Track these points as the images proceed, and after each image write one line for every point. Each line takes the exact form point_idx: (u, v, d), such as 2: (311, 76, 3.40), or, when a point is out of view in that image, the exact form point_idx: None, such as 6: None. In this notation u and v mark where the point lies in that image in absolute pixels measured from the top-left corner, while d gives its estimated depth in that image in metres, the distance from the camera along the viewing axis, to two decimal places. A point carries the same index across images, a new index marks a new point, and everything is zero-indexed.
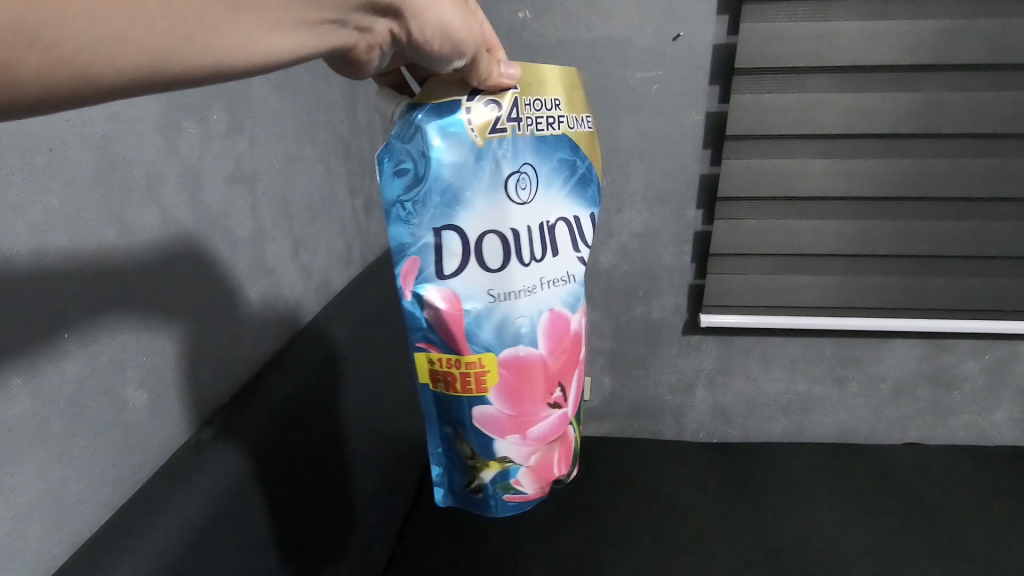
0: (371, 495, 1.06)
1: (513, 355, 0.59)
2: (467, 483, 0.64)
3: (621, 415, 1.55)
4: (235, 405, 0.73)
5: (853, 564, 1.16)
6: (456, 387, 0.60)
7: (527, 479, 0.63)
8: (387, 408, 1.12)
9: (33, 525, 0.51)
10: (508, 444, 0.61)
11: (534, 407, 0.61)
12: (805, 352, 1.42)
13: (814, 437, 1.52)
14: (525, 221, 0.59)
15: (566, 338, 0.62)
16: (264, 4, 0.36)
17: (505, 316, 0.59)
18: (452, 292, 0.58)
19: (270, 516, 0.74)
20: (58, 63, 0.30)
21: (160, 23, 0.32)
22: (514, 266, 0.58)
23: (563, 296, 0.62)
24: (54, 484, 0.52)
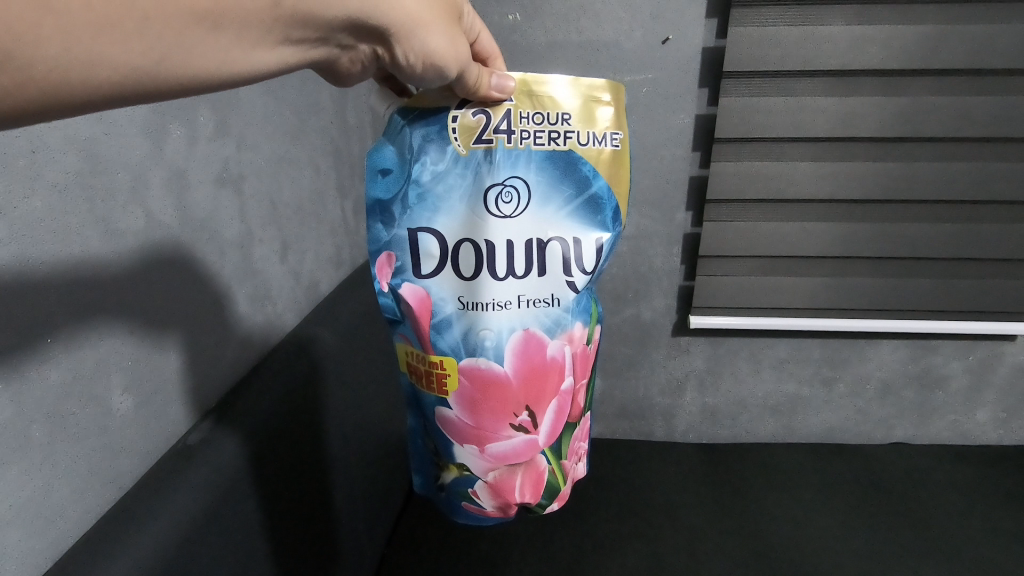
0: (360, 499, 1.05)
1: (473, 365, 0.62)
2: (435, 478, 0.69)
3: (611, 417, 1.55)
4: (223, 410, 0.72)
5: (841, 563, 1.17)
6: (423, 383, 0.64)
7: (484, 493, 0.65)
8: (376, 412, 1.11)
9: (16, 533, 0.50)
10: (466, 452, 0.64)
11: (492, 424, 0.63)
12: (793, 353, 1.43)
13: (802, 437, 1.53)
14: (505, 236, 0.61)
15: (538, 361, 0.63)
16: (242, 26, 0.38)
17: (472, 325, 0.62)
18: (424, 291, 0.62)
19: (259, 521, 0.74)
20: (38, 79, 0.33)
21: (137, 43, 0.35)
22: (487, 276, 0.61)
23: (542, 317, 0.63)
24: (37, 491, 0.52)
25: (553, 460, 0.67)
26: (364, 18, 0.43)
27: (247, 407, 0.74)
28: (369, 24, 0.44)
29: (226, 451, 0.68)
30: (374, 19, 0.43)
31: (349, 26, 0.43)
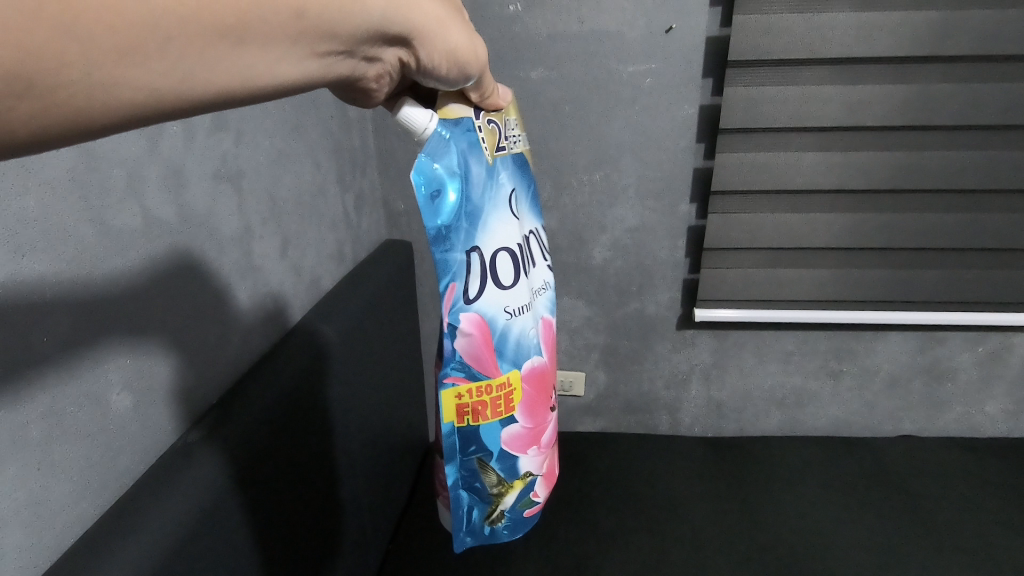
0: (364, 494, 1.05)
1: (532, 369, 0.70)
2: (488, 513, 0.73)
3: (616, 410, 1.54)
4: (223, 408, 0.71)
5: (849, 558, 1.16)
6: (488, 413, 0.67)
7: (540, 486, 0.77)
8: (378, 408, 1.10)
9: (15, 534, 0.49)
10: (529, 458, 0.73)
11: (545, 418, 0.73)
12: (800, 345, 1.41)
13: (808, 430, 1.52)
14: (520, 237, 0.68)
15: (553, 344, 0.75)
16: (268, 35, 0.34)
17: (520, 329, 0.67)
18: (479, 315, 0.62)
19: (261, 518, 0.73)
20: (52, 108, 0.28)
21: (161, 64, 0.30)
22: (519, 281, 0.67)
23: (544, 302, 0.74)
24: (35, 492, 0.51)
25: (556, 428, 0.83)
26: (388, 25, 0.42)
27: (247, 406, 0.72)
28: (393, 30, 0.43)
29: (224, 452, 0.66)
30: (396, 26, 0.43)
31: (373, 35, 0.41)
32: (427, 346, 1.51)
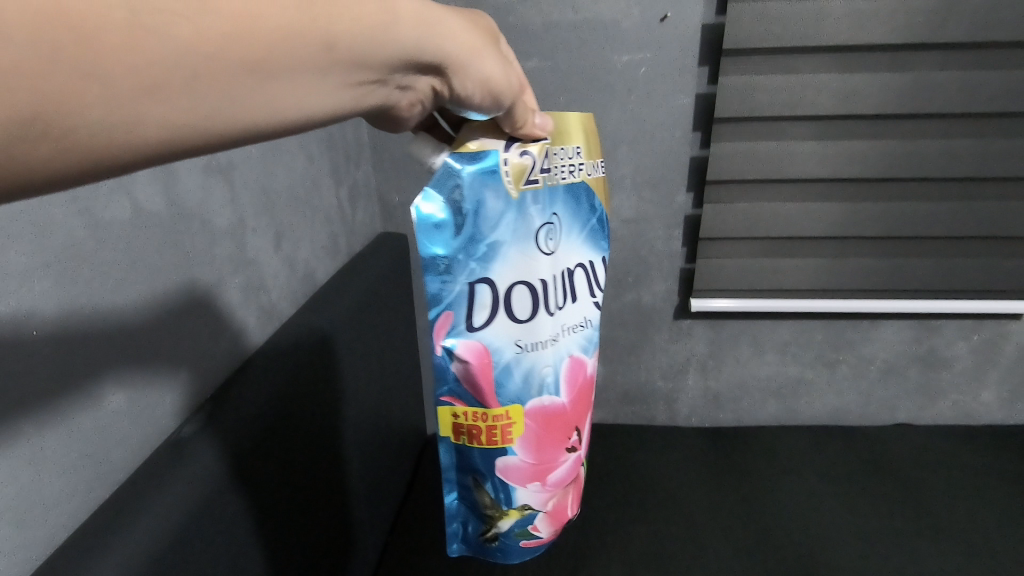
0: (362, 488, 1.04)
1: (538, 405, 0.67)
2: (483, 532, 0.73)
3: (613, 401, 1.54)
4: (219, 402, 0.70)
5: (843, 546, 1.17)
6: (481, 439, 0.67)
7: (543, 524, 0.73)
8: (376, 402, 1.10)
9: (7, 528, 0.49)
10: (528, 492, 0.70)
11: (554, 455, 0.69)
12: (796, 336, 1.41)
13: (805, 419, 1.52)
14: (550, 271, 0.66)
15: (581, 382, 0.71)
16: (298, 64, 0.35)
17: (532, 365, 0.66)
18: (480, 345, 0.63)
19: (260, 513, 0.73)
20: (73, 148, 0.28)
21: (182, 99, 0.30)
22: (540, 316, 0.65)
23: (580, 340, 0.70)
24: (25, 486, 0.51)
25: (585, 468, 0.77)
26: (422, 53, 0.43)
27: (244, 400, 0.72)
28: (424, 59, 0.43)
29: (219, 447, 0.66)
30: (427, 54, 0.43)
31: (404, 64, 0.42)
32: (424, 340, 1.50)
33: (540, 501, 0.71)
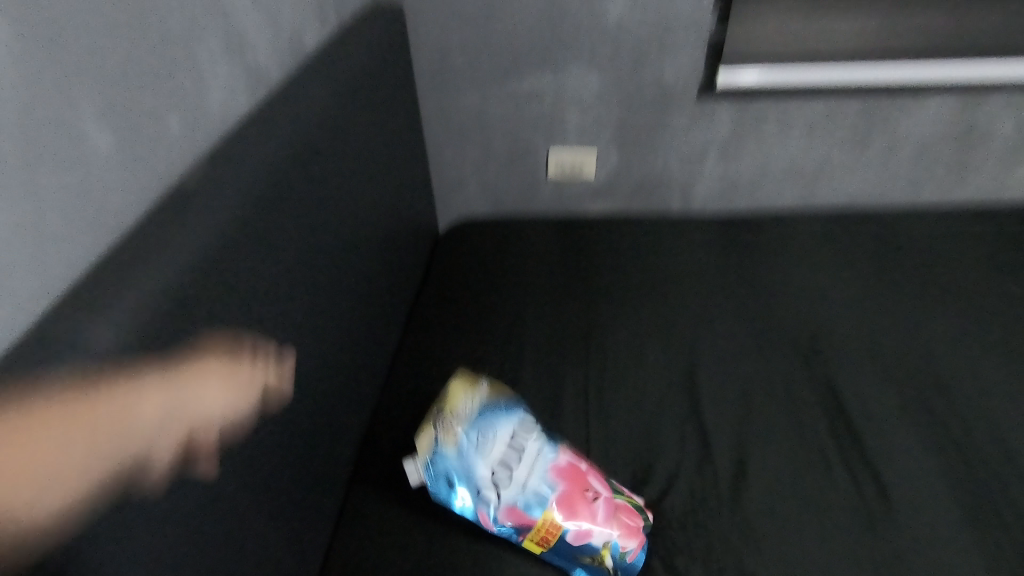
0: (376, 263, 1.05)
1: (557, 496, 0.76)
2: (597, 558, 0.76)
3: (627, 191, 1.50)
4: (217, 158, 0.67)
5: (855, 304, 1.15)
6: (551, 539, 0.76)
7: (627, 539, 0.77)
8: (377, 184, 1.07)
9: (19, 264, 0.46)
10: (597, 531, 0.76)
11: (590, 507, 0.77)
12: (829, 113, 1.33)
13: (824, 204, 1.49)
14: (519, 471, 0.77)
15: (569, 470, 0.80)
16: (85, 404, 0.43)
17: (535, 491, 0.76)
18: (507, 505, 0.75)
19: (283, 268, 0.73)
20: (42, 528, 0.40)
21: (39, 452, 0.40)
22: (516, 470, 0.77)
23: (543, 450, 0.80)
24: (29, 220, 0.47)
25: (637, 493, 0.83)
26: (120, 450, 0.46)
27: (243, 159, 0.69)
28: (101, 428, 0.45)
29: (232, 197, 0.64)
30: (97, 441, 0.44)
31: (93, 445, 0.44)
32: (428, 130, 1.43)
33: (608, 530, 0.76)
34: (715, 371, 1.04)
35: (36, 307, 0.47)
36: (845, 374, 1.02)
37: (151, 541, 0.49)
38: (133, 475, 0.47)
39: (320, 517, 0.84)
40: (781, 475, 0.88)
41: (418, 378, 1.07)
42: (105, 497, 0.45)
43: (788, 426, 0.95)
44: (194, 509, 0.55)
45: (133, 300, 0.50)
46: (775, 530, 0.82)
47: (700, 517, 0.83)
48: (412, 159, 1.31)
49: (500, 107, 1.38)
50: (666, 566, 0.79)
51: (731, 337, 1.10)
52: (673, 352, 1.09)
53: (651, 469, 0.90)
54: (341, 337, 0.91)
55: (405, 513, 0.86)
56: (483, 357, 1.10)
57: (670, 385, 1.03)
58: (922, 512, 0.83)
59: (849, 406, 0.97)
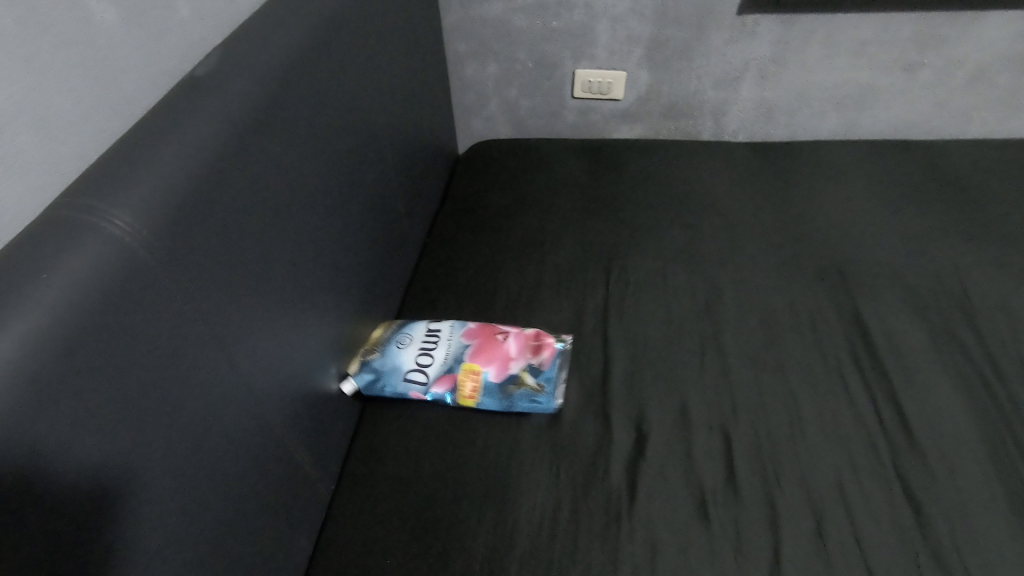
0: (391, 180, 1.03)
1: (466, 347, 0.92)
2: (532, 391, 0.88)
3: (656, 116, 1.43)
4: (224, 59, 0.65)
5: (892, 235, 1.10)
6: (474, 388, 0.87)
7: (543, 354, 0.92)
8: (394, 95, 1.03)
9: (27, 132, 0.46)
10: (513, 365, 0.90)
11: (499, 348, 0.92)
12: (879, 32, 1.23)
13: (865, 135, 1.40)
14: (413, 356, 0.91)
15: (476, 327, 0.96)
16: None
17: (445, 355, 0.91)
18: (432, 380, 0.89)
19: (291, 173, 0.71)
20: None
21: None
22: (419, 359, 0.91)
23: (449, 331, 0.95)
24: (36, 91, 0.47)
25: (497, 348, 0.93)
26: None
27: (248, 60, 0.66)
28: None
29: (236, 98, 0.62)
30: None
31: None
32: (449, 44, 1.36)
33: (523, 359, 0.91)
34: (738, 299, 1.01)
35: (41, 179, 0.48)
36: (874, 304, 0.98)
37: (141, 428, 0.50)
38: (114, 364, 0.47)
39: (336, 426, 0.84)
40: (802, 402, 0.86)
41: (434, 298, 1.06)
42: (80, 377, 0.44)
43: (811, 355, 0.92)
44: (191, 403, 0.55)
45: (127, 200, 0.50)
46: (792, 456, 0.80)
47: (718, 442, 0.82)
48: (432, 73, 1.26)
49: (526, 20, 1.30)
50: (680, 487, 0.78)
51: (757, 266, 1.07)
52: (694, 279, 1.05)
53: (669, 394, 0.88)
54: (355, 251, 0.90)
55: (419, 427, 0.86)
56: (501, 279, 1.08)
57: (692, 312, 1.00)
58: (944, 439, 0.80)
59: (874, 335, 0.93)
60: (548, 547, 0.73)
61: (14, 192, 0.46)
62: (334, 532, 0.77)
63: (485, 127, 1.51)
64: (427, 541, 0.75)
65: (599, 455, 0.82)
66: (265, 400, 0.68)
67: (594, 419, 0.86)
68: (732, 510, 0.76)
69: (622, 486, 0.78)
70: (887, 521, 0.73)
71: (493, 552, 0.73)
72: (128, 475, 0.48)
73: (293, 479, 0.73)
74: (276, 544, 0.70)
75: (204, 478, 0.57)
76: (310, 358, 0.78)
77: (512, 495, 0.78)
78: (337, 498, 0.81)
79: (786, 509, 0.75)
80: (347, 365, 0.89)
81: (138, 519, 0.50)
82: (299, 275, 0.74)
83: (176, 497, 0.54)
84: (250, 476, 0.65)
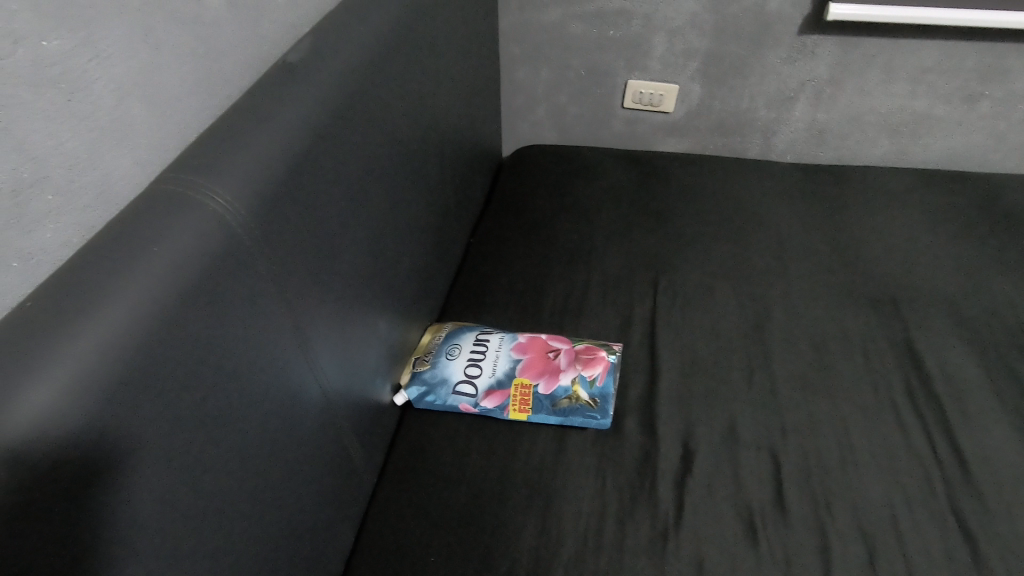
0: (446, 179, 1.03)
1: (516, 360, 0.91)
2: (585, 404, 0.85)
3: (705, 131, 1.42)
4: (313, 46, 0.66)
5: (943, 265, 1.08)
6: (525, 402, 0.86)
7: (596, 366, 0.89)
8: (455, 94, 1.03)
9: (137, 107, 0.47)
10: (565, 379, 0.88)
11: (550, 362, 0.90)
12: (941, 60, 1.22)
13: (916, 163, 1.39)
14: (461, 368, 0.90)
15: (527, 339, 0.94)
16: None
17: (496, 366, 0.90)
18: (484, 393, 0.87)
19: (361, 166, 0.71)
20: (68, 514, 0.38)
21: None
22: (469, 371, 0.90)
23: (501, 343, 0.93)
24: (149, 68, 0.48)
25: (551, 361, 0.90)
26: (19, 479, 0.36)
27: (332, 49, 0.66)
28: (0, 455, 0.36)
29: (323, 87, 0.63)
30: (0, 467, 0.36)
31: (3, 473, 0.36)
32: (504, 47, 1.36)
33: (575, 371, 0.89)
34: (788, 320, 1.00)
35: (148, 152, 0.49)
36: (927, 335, 0.96)
37: (215, 407, 0.50)
38: (199, 344, 0.48)
39: (382, 420, 0.84)
40: (853, 430, 0.85)
41: (479, 298, 1.06)
42: (171, 355, 0.45)
43: (862, 382, 0.90)
44: (259, 388, 0.55)
45: (227, 179, 0.51)
46: (843, 484, 0.79)
47: (767, 465, 0.81)
48: (488, 74, 1.26)
49: (583, 28, 1.30)
50: (728, 507, 0.77)
51: (806, 288, 1.06)
52: (742, 297, 1.04)
53: (717, 413, 0.87)
54: (411, 247, 0.89)
55: (464, 427, 0.86)
56: (547, 285, 1.07)
57: (740, 330, 0.99)
58: (1001, 478, 0.78)
59: (928, 368, 0.92)
60: (592, 559, 0.72)
61: (123, 164, 0.47)
62: (376, 527, 0.77)
63: (531, 132, 1.51)
64: (471, 543, 0.74)
65: (646, 469, 0.81)
66: (323, 389, 0.67)
67: (641, 432, 0.85)
68: (782, 536, 0.74)
69: (669, 503, 0.77)
70: (942, 558, 0.72)
71: (537, 559, 0.73)
72: (204, 453, 0.49)
73: (341, 471, 0.73)
74: (321, 535, 0.70)
75: (261, 464, 0.57)
76: (365, 351, 0.78)
77: (556, 503, 0.78)
78: (378, 493, 0.80)
79: (837, 538, 0.74)
80: (395, 359, 0.88)
81: (207, 497, 0.50)
82: (361, 268, 0.74)
83: (239, 478, 0.54)
84: (303, 466, 0.64)
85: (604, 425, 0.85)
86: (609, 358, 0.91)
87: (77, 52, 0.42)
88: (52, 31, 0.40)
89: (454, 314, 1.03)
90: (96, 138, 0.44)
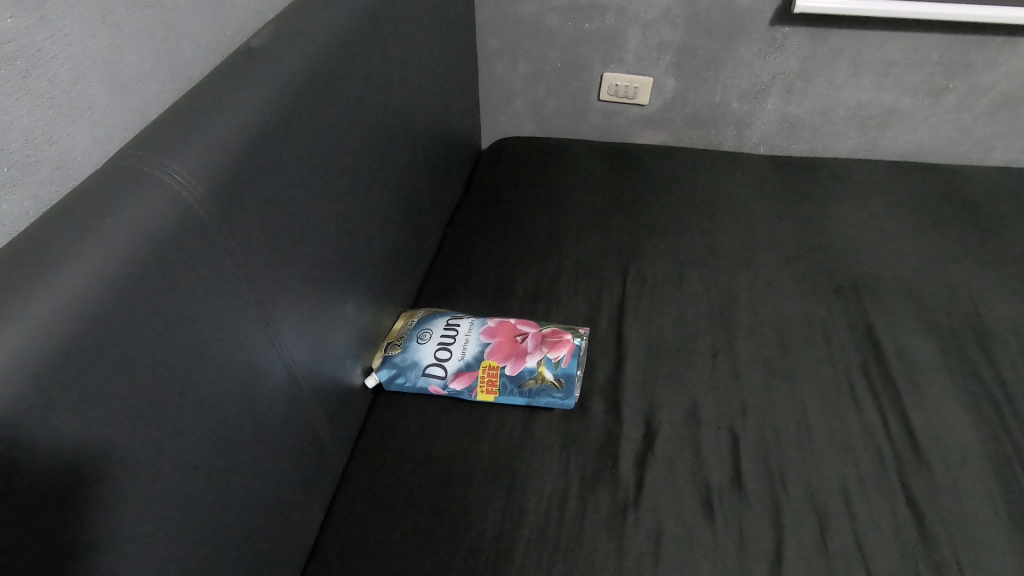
0: (419, 168, 1.04)
1: (485, 344, 0.93)
2: (550, 385, 0.88)
3: (680, 123, 1.44)
4: (277, 32, 0.67)
5: (906, 254, 1.11)
6: (493, 384, 0.88)
7: (561, 349, 0.92)
8: (429, 84, 1.05)
9: (94, 86, 0.49)
10: (531, 361, 0.90)
11: (517, 345, 0.92)
12: (907, 54, 1.25)
13: (885, 155, 1.42)
14: (431, 351, 0.92)
15: (497, 324, 0.96)
16: None
17: (465, 350, 0.92)
18: (453, 375, 0.89)
19: (328, 151, 0.72)
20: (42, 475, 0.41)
21: None
22: (439, 355, 0.91)
23: (471, 328, 0.95)
24: (106, 49, 0.49)
25: (518, 345, 0.92)
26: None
27: (297, 35, 0.68)
28: None
29: (286, 72, 0.64)
30: None
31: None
32: (481, 39, 1.38)
33: (541, 354, 0.91)
34: (753, 306, 1.02)
35: (106, 130, 0.51)
36: (886, 319, 0.99)
37: (179, 378, 0.52)
38: (159, 314, 0.49)
39: (352, 402, 0.86)
40: (811, 410, 0.87)
41: (453, 285, 1.08)
42: (129, 324, 0.46)
43: (822, 365, 0.93)
44: (223, 361, 0.57)
45: (185, 158, 0.52)
46: (798, 461, 0.82)
47: (726, 443, 0.84)
48: (464, 67, 1.28)
49: (559, 21, 1.32)
50: (687, 483, 0.79)
51: (773, 275, 1.08)
52: (710, 284, 1.07)
53: (680, 394, 0.90)
54: (381, 233, 0.91)
55: (434, 409, 0.88)
56: (520, 272, 1.09)
57: (706, 316, 1.01)
58: (949, 455, 0.81)
59: (886, 350, 0.94)
60: (554, 532, 0.75)
61: (81, 141, 0.49)
62: (346, 503, 0.79)
63: (510, 125, 1.53)
64: (438, 517, 0.76)
65: (609, 448, 0.83)
66: (290, 368, 0.69)
67: (605, 413, 0.87)
68: (737, 511, 0.77)
69: (630, 479, 0.80)
70: (889, 529, 0.75)
71: (501, 532, 0.75)
72: (168, 420, 0.51)
73: (310, 449, 0.75)
74: (290, 510, 0.72)
75: (228, 436, 0.59)
76: (334, 333, 0.79)
77: (521, 480, 0.80)
78: (349, 471, 0.82)
79: (790, 511, 0.76)
80: (366, 343, 0.90)
81: (173, 464, 0.52)
82: (329, 252, 0.76)
83: (206, 447, 0.56)
84: (270, 440, 0.66)
85: (570, 405, 0.87)
86: (575, 341, 0.93)
87: (32, 30, 0.43)
88: (7, 10, 0.41)
89: (427, 301, 1.05)
90: (53, 115, 0.46)
